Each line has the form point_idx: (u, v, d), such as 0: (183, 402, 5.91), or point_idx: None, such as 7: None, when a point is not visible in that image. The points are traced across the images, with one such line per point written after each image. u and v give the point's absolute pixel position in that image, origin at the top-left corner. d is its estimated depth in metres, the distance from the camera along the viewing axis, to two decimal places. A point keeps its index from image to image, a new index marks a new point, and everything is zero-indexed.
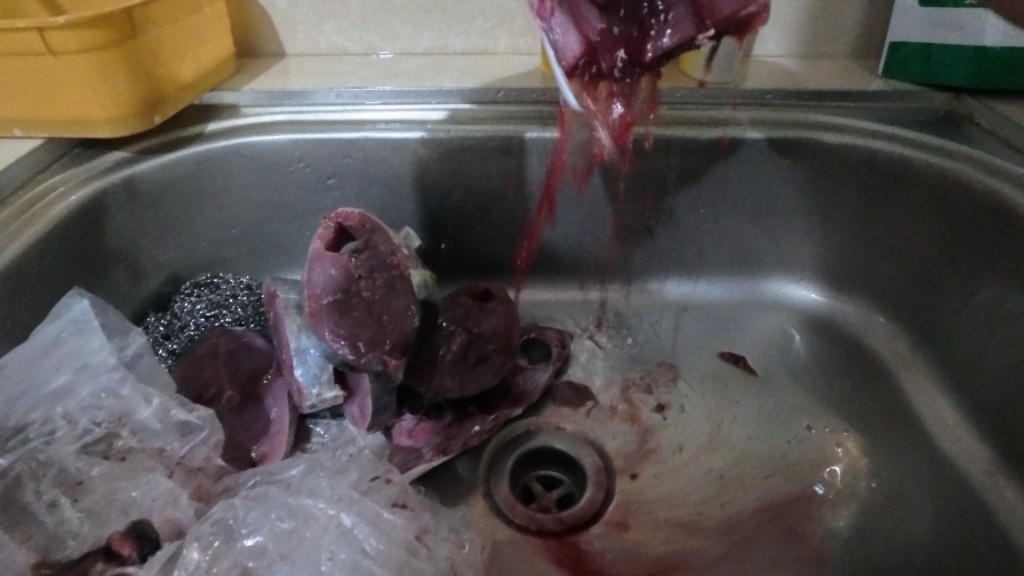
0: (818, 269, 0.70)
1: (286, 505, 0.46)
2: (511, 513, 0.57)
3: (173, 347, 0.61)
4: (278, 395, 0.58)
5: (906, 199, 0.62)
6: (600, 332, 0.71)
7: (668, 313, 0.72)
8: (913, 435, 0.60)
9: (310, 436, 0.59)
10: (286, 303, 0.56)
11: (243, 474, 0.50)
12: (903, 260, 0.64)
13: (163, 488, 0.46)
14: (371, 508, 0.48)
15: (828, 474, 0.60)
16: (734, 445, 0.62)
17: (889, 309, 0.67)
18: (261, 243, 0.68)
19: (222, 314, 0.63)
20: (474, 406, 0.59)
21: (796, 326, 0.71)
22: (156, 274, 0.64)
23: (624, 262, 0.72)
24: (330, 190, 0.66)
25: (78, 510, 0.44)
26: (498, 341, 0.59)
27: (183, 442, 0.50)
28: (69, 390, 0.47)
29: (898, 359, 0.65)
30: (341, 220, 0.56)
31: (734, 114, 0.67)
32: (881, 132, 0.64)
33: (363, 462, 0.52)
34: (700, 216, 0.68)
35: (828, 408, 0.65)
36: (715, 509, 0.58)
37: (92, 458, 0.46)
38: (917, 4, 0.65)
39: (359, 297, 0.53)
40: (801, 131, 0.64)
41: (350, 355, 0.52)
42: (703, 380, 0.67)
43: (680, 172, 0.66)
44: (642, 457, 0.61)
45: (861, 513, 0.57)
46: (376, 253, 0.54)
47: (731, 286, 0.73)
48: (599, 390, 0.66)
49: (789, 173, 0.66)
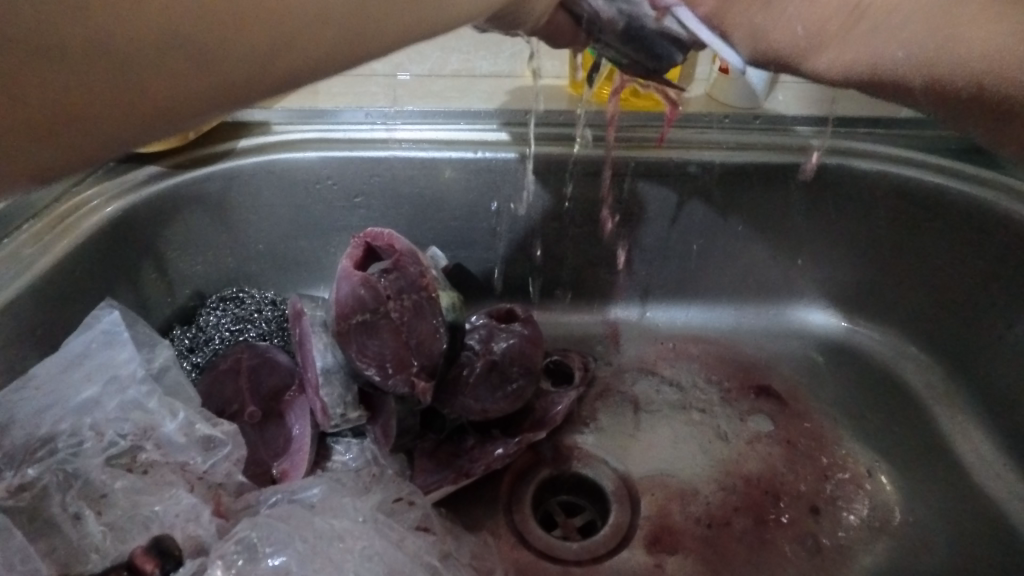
0: (846, 297, 0.69)
1: (312, 526, 0.46)
2: (534, 539, 0.56)
3: (198, 360, 0.61)
4: (301, 412, 0.57)
5: (939, 228, 0.61)
6: (624, 357, 0.70)
7: (692, 338, 0.71)
8: (949, 470, 0.59)
9: (332, 455, 0.57)
10: (313, 321, 0.56)
11: (264, 491, 0.49)
12: (934, 289, 0.63)
13: (186, 504, 0.46)
14: (396, 532, 0.48)
15: (859, 506, 0.58)
16: (760, 475, 0.61)
17: (921, 339, 0.65)
18: (285, 258, 0.68)
19: (246, 329, 0.63)
20: (497, 430, 0.59)
21: (823, 353, 0.69)
22: (183, 288, 0.65)
23: (648, 286, 0.71)
24: (356, 208, 0.66)
25: (101, 523, 0.44)
26: (523, 364, 0.57)
27: (207, 457, 0.49)
28: (97, 403, 0.48)
29: (933, 393, 0.63)
30: (370, 240, 0.56)
31: (767, 138, 0.65)
32: (910, 159, 0.63)
33: (387, 482, 0.52)
34: (724, 241, 0.67)
35: (858, 439, 0.63)
36: (740, 541, 0.57)
37: (116, 471, 0.46)
38: None
39: (387, 318, 0.53)
40: (831, 158, 0.63)
41: (377, 376, 0.52)
42: (729, 406, 0.66)
43: (707, 196, 0.65)
44: (667, 484, 0.60)
45: (895, 550, 0.56)
46: (405, 274, 0.54)
47: (758, 313, 0.71)
48: (623, 416, 0.65)
49: (817, 201, 0.64)
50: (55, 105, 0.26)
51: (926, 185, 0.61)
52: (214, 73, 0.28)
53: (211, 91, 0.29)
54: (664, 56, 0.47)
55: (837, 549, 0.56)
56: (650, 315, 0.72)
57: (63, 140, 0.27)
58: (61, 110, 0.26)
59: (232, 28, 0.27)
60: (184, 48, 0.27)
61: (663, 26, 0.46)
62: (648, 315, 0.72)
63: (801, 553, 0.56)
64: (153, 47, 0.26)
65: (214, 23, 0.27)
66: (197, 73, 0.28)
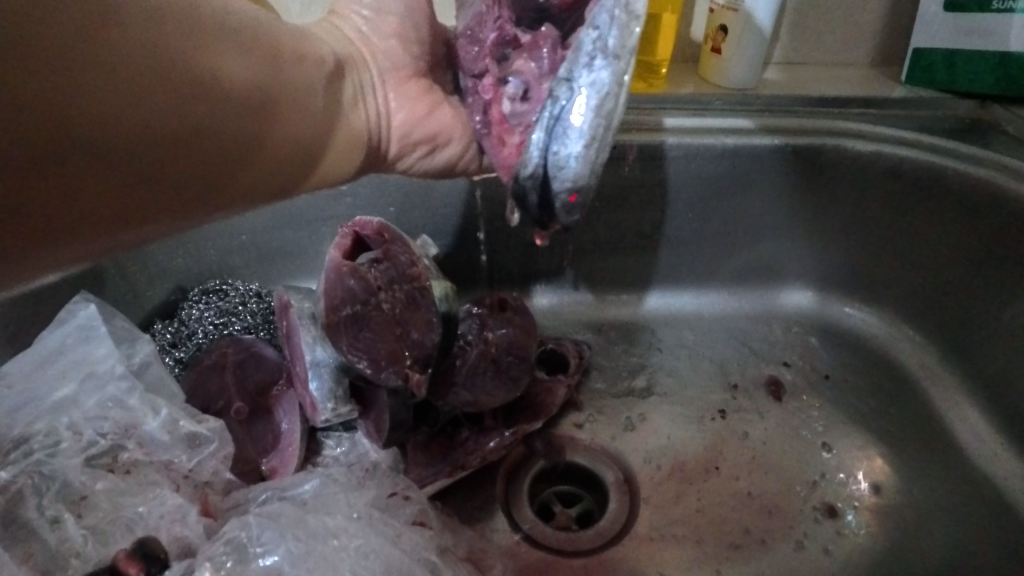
0: (840, 277, 0.67)
1: (304, 525, 0.44)
2: (532, 532, 0.55)
3: (180, 355, 0.60)
4: (289, 407, 0.56)
5: (932, 206, 0.60)
6: (616, 343, 0.68)
7: (686, 324, 0.69)
8: (945, 449, 0.58)
9: (321, 449, 0.56)
10: (301, 313, 0.54)
11: (254, 489, 0.48)
12: (932, 270, 0.62)
13: (172, 505, 0.45)
14: (391, 528, 0.46)
15: (856, 490, 0.58)
16: (757, 459, 0.60)
17: (917, 321, 0.64)
18: (269, 250, 0.66)
19: (231, 323, 0.62)
20: (492, 421, 0.57)
21: (815, 334, 0.68)
22: (164, 282, 0.63)
23: (641, 273, 0.69)
24: (342, 197, 0.64)
25: (82, 527, 0.43)
26: (518, 353, 0.56)
27: (192, 455, 0.48)
28: (74, 401, 0.47)
29: (928, 373, 0.62)
30: (358, 230, 0.54)
31: (755, 120, 0.64)
32: (903, 139, 0.61)
33: (381, 477, 0.51)
34: (714, 225, 0.66)
35: (855, 421, 0.62)
36: (738, 526, 0.56)
37: (96, 472, 0.45)
38: (940, 11, 0.66)
39: (378, 309, 0.51)
40: (824, 138, 0.62)
41: (368, 370, 0.51)
42: (727, 392, 0.65)
43: (699, 179, 0.63)
44: (665, 468, 0.60)
45: (894, 531, 0.55)
46: (395, 264, 0.53)
47: (751, 297, 0.70)
48: (618, 404, 0.64)
49: (809, 180, 0.63)
50: (44, 197, 0.33)
51: (920, 164, 0.60)
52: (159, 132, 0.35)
53: (168, 136, 0.36)
54: (519, 190, 0.42)
55: (835, 533, 0.55)
56: (645, 301, 0.70)
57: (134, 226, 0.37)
58: (74, 182, 0.33)
59: (219, 152, 0.39)
60: (192, 167, 0.38)
61: (516, 190, 0.43)
62: (642, 300, 0.70)
63: (795, 535, 0.55)
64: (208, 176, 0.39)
65: (202, 159, 0.38)
66: (239, 163, 0.40)
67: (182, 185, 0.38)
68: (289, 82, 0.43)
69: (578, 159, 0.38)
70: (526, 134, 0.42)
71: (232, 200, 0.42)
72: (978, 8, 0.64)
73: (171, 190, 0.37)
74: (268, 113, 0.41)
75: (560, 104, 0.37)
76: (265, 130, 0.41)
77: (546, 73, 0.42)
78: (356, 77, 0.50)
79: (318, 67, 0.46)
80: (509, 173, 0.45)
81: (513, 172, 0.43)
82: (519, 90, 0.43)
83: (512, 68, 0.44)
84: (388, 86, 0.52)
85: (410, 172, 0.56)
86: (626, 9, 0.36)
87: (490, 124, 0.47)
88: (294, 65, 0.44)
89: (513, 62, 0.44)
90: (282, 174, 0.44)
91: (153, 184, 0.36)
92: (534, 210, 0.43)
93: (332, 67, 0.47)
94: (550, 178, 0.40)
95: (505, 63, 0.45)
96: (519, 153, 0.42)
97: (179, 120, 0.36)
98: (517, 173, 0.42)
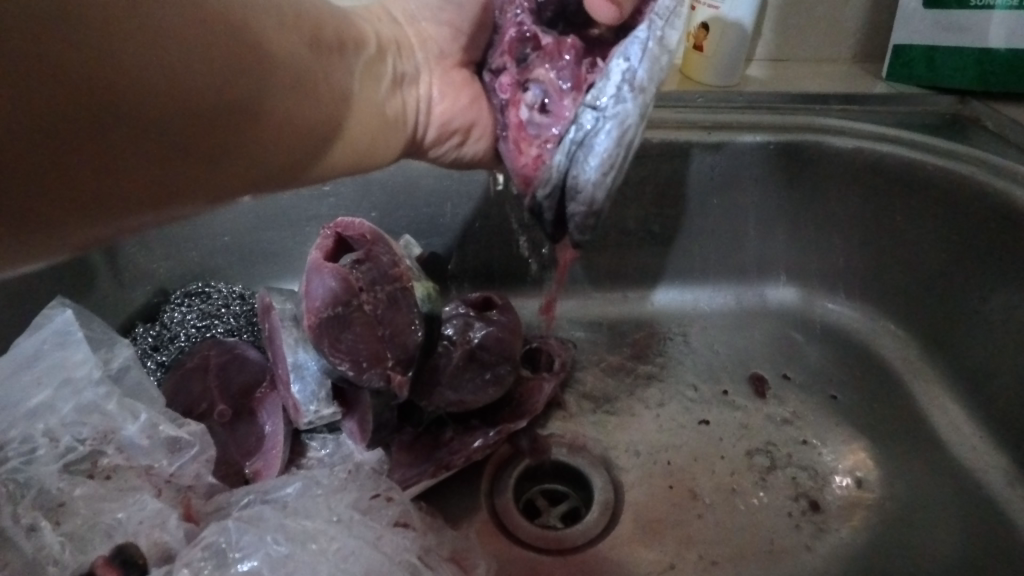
0: (824, 273, 0.68)
1: (283, 529, 0.45)
2: (517, 530, 0.55)
3: (162, 358, 0.59)
4: (273, 410, 0.55)
5: (912, 202, 0.60)
6: (602, 340, 0.68)
7: (671, 321, 0.70)
8: (926, 443, 0.59)
9: (306, 451, 0.56)
10: (282, 315, 0.54)
11: (236, 492, 0.47)
12: (913, 265, 0.62)
13: (151, 510, 0.44)
14: (373, 531, 0.46)
15: (838, 485, 0.58)
16: (741, 455, 0.60)
17: (900, 316, 0.65)
18: (252, 251, 0.66)
19: (214, 325, 0.61)
20: (477, 420, 0.57)
21: (799, 329, 0.68)
22: (145, 285, 0.62)
23: (626, 271, 0.70)
24: (325, 197, 0.64)
25: (60, 534, 0.42)
26: (503, 353, 0.55)
27: (173, 460, 0.48)
28: (51, 407, 0.46)
29: (910, 367, 0.63)
30: (340, 230, 0.54)
31: (735, 117, 0.64)
32: (882, 135, 0.62)
33: (363, 479, 0.50)
34: (698, 222, 0.66)
35: (838, 416, 0.63)
36: (722, 522, 0.56)
37: (75, 478, 0.45)
38: (921, 7, 0.66)
39: (360, 310, 0.51)
40: (806, 135, 0.62)
41: (350, 372, 0.51)
42: (711, 388, 0.65)
43: (681, 176, 0.64)
44: (650, 465, 0.60)
45: (875, 524, 0.55)
46: (377, 265, 0.52)
47: (735, 293, 0.70)
48: (603, 402, 0.64)
49: (791, 176, 0.64)
50: (81, 147, 0.31)
51: (899, 160, 0.60)
52: (178, 82, 0.34)
53: (206, 99, 0.35)
54: (536, 204, 0.42)
55: (817, 527, 0.56)
56: (630, 298, 0.70)
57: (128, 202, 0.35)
58: (118, 135, 0.32)
59: (255, 123, 0.38)
60: (225, 137, 0.37)
61: (533, 202, 0.42)
62: (627, 298, 0.70)
63: (778, 531, 0.56)
64: (240, 149, 0.38)
65: (234, 129, 0.37)
66: (272, 142, 0.40)
67: (215, 156, 0.37)
68: (333, 44, 0.44)
69: (595, 184, 0.39)
70: (544, 143, 0.41)
71: (263, 180, 0.41)
72: (959, 5, 0.65)
73: (205, 161, 0.37)
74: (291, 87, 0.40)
75: (584, 129, 0.38)
76: (304, 99, 0.41)
77: (571, 88, 0.40)
78: (395, 61, 0.50)
79: (361, 51, 0.47)
80: (521, 181, 0.43)
81: (528, 183, 0.42)
82: (540, 100, 0.42)
83: (532, 75, 0.42)
84: (434, 77, 0.51)
85: (443, 160, 0.55)
86: (658, 41, 0.37)
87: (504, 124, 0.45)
88: (338, 51, 0.44)
89: (535, 67, 0.42)
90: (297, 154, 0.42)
91: (183, 149, 0.35)
92: (548, 224, 0.43)
93: (373, 50, 0.48)
94: (568, 197, 0.40)
95: (525, 64, 0.43)
96: (536, 164, 0.42)
97: (221, 85, 0.36)
98: (534, 186, 0.42)
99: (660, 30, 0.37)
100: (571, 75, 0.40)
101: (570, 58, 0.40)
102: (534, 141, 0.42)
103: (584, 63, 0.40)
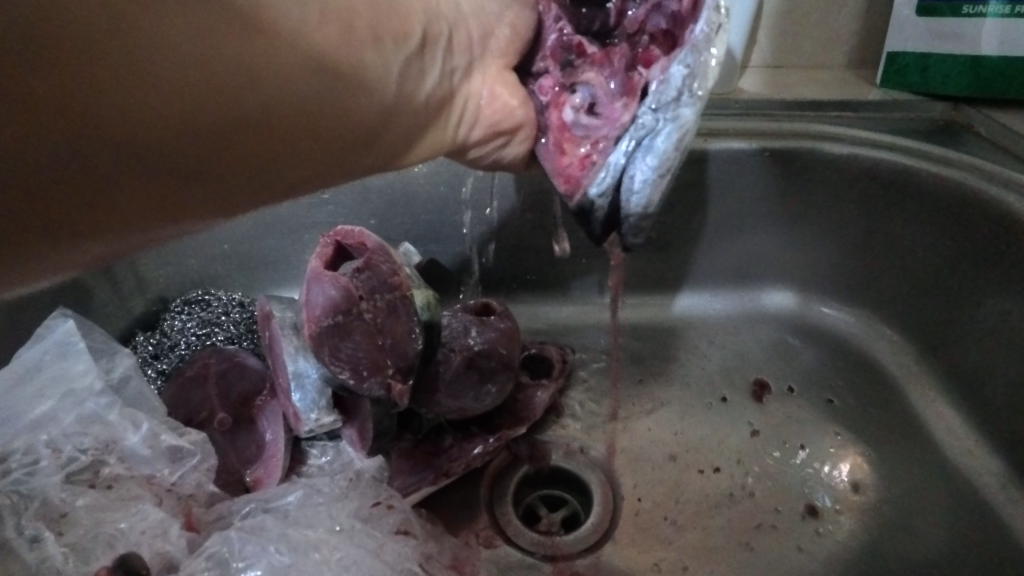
0: (821, 278, 0.68)
1: (286, 538, 0.45)
2: (516, 536, 0.56)
3: (163, 367, 0.59)
4: (273, 417, 0.56)
5: (905, 209, 0.61)
6: (600, 346, 0.69)
7: (669, 326, 0.70)
8: (922, 447, 0.59)
9: (306, 458, 0.56)
10: (282, 323, 0.54)
11: (237, 501, 0.48)
12: (908, 270, 0.63)
13: (153, 520, 0.45)
14: (374, 539, 0.47)
15: (835, 489, 0.59)
16: (739, 460, 0.61)
17: (896, 321, 0.65)
18: (252, 259, 0.66)
19: (213, 333, 0.61)
20: (476, 427, 0.57)
21: (796, 334, 0.69)
22: (145, 294, 0.63)
23: (624, 277, 0.70)
24: (324, 205, 0.65)
25: (62, 544, 0.43)
26: (502, 360, 0.56)
27: (174, 468, 0.48)
28: (53, 417, 0.47)
29: (906, 371, 0.63)
30: (340, 238, 0.54)
31: (730, 124, 0.65)
32: (876, 141, 0.62)
33: (364, 488, 0.51)
34: (696, 228, 0.67)
35: (835, 420, 0.63)
36: (719, 527, 0.56)
37: (77, 488, 0.45)
38: (913, 14, 0.67)
39: (360, 319, 0.51)
40: (802, 142, 0.63)
41: (351, 380, 0.51)
42: (709, 393, 0.66)
43: (678, 183, 0.64)
44: (648, 470, 0.60)
45: (872, 528, 0.56)
46: (377, 273, 0.53)
47: (732, 298, 0.71)
48: (601, 407, 0.65)
49: (787, 182, 0.64)
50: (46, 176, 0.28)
51: (893, 166, 0.61)
52: (191, 92, 0.31)
53: (198, 119, 0.31)
54: (587, 205, 0.42)
55: (814, 532, 0.56)
56: (628, 303, 0.71)
57: (133, 213, 0.32)
58: (85, 166, 0.29)
59: (247, 142, 0.34)
60: (214, 158, 0.33)
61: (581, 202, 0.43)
62: (624, 303, 0.71)
63: (776, 535, 0.56)
64: (230, 168, 0.34)
65: (225, 150, 0.33)
66: (267, 161, 0.35)
67: (204, 177, 0.33)
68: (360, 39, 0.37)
69: (652, 186, 0.39)
70: (594, 145, 0.42)
71: (259, 194, 0.37)
72: (951, 12, 0.65)
73: (189, 184, 0.33)
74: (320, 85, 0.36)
75: (642, 130, 0.38)
76: (311, 116, 0.36)
77: (622, 93, 0.40)
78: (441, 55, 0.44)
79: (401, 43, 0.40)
80: (566, 184, 0.44)
81: (579, 184, 0.43)
82: (589, 103, 0.42)
83: (581, 78, 0.43)
84: (488, 76, 0.47)
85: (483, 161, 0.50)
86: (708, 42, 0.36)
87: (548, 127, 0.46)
88: (366, 46, 0.38)
89: (582, 72, 0.43)
90: (328, 158, 0.39)
91: (166, 174, 0.32)
92: (596, 225, 0.44)
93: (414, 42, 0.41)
94: (622, 198, 0.41)
95: (570, 69, 0.45)
96: (586, 167, 0.42)
97: (216, 103, 0.32)
98: (586, 185, 0.42)
99: (714, 34, 0.36)
100: (621, 80, 0.41)
101: (622, 62, 0.41)
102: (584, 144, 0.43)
103: (634, 68, 0.40)
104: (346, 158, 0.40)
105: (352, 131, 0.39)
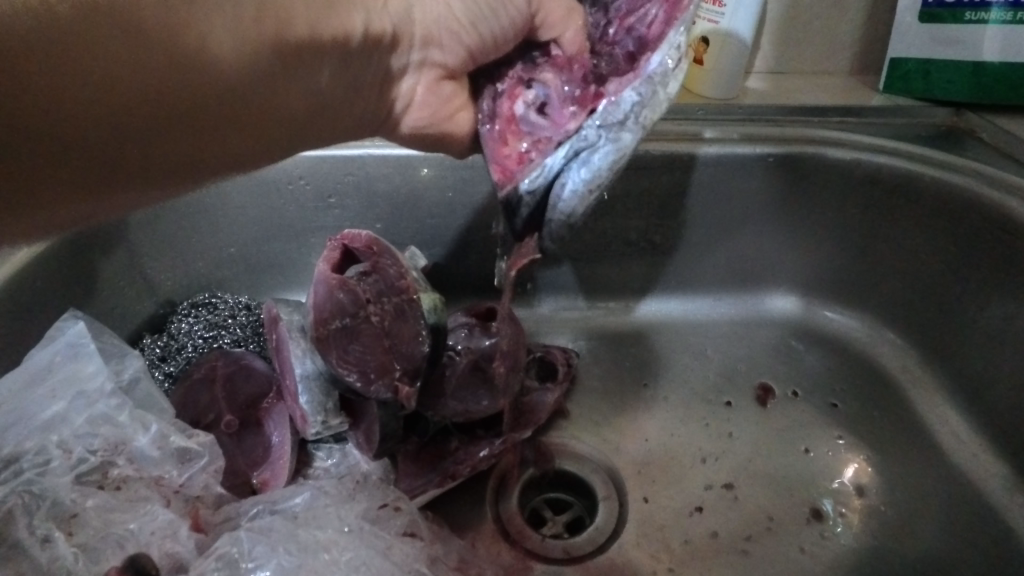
0: (824, 282, 0.69)
1: (295, 539, 0.45)
2: (522, 539, 0.56)
3: (170, 369, 0.60)
4: (279, 420, 0.56)
5: (907, 214, 0.62)
6: (605, 349, 0.69)
7: (673, 330, 0.70)
8: (925, 450, 0.59)
9: (311, 461, 0.56)
10: (290, 326, 0.54)
11: (245, 503, 0.48)
12: (912, 274, 0.63)
13: (162, 521, 0.45)
14: (381, 540, 0.47)
15: (840, 492, 0.59)
16: (743, 463, 0.61)
17: (899, 325, 0.65)
18: (258, 263, 0.66)
19: (220, 335, 0.62)
20: (482, 430, 0.57)
21: (799, 337, 0.69)
22: (152, 297, 0.63)
23: (628, 280, 0.71)
24: (330, 209, 0.65)
25: (72, 545, 0.43)
26: (507, 363, 0.56)
27: (183, 470, 0.49)
28: (64, 418, 0.47)
29: (909, 375, 0.63)
30: (347, 241, 0.55)
31: (734, 128, 0.65)
32: (880, 147, 0.63)
33: (372, 491, 0.52)
34: (699, 232, 0.67)
35: (839, 424, 0.63)
36: (724, 530, 0.57)
37: (86, 489, 0.45)
38: (916, 21, 0.67)
39: (368, 322, 0.52)
40: (805, 146, 0.63)
41: (358, 383, 0.51)
42: (713, 396, 0.66)
43: (683, 187, 0.64)
44: (653, 473, 0.60)
45: (876, 531, 0.56)
46: (384, 277, 0.54)
47: (735, 302, 0.71)
48: (606, 411, 0.65)
49: (791, 186, 0.64)
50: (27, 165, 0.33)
51: (898, 170, 0.61)
52: (137, 93, 0.34)
53: (143, 113, 0.35)
54: (509, 199, 0.42)
55: (819, 534, 0.56)
56: (631, 307, 0.71)
57: (111, 190, 0.37)
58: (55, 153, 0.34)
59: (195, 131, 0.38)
60: (163, 142, 0.37)
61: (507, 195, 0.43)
62: (629, 307, 0.71)
63: (781, 539, 0.56)
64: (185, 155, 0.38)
65: (175, 135, 0.37)
66: (218, 144, 0.39)
67: (161, 161, 0.38)
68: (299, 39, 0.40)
69: (578, 199, 0.40)
70: (537, 142, 0.42)
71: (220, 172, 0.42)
72: (954, 20, 0.66)
73: (151, 167, 0.38)
74: (260, 87, 0.39)
75: (583, 141, 0.39)
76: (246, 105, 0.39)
77: (572, 102, 0.42)
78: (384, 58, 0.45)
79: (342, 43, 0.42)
80: (500, 173, 0.44)
81: (509, 176, 0.43)
82: (539, 104, 0.43)
83: (539, 77, 0.44)
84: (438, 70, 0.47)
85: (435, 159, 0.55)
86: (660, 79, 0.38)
87: (495, 117, 0.47)
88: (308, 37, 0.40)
89: (543, 72, 0.45)
90: (275, 137, 0.42)
91: (126, 158, 0.36)
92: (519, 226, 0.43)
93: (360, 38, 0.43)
94: (550, 204, 0.41)
95: (533, 67, 0.46)
96: (523, 162, 0.43)
97: (156, 100, 0.35)
98: (518, 179, 0.42)
99: (670, 74, 0.38)
100: (576, 90, 0.42)
101: (583, 75, 0.43)
102: (528, 139, 0.43)
103: (589, 83, 0.42)
104: (298, 136, 0.43)
105: (300, 112, 0.42)
